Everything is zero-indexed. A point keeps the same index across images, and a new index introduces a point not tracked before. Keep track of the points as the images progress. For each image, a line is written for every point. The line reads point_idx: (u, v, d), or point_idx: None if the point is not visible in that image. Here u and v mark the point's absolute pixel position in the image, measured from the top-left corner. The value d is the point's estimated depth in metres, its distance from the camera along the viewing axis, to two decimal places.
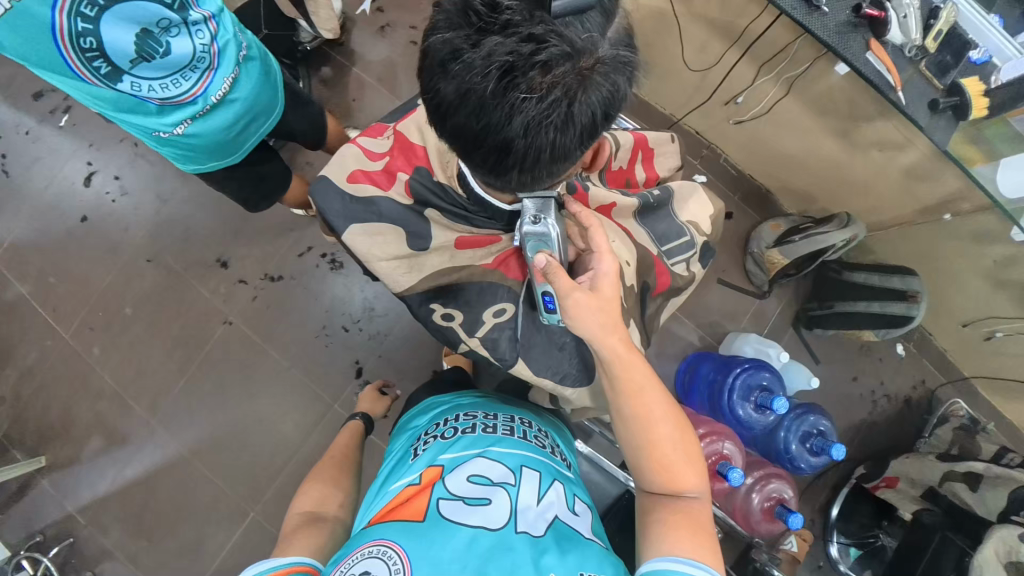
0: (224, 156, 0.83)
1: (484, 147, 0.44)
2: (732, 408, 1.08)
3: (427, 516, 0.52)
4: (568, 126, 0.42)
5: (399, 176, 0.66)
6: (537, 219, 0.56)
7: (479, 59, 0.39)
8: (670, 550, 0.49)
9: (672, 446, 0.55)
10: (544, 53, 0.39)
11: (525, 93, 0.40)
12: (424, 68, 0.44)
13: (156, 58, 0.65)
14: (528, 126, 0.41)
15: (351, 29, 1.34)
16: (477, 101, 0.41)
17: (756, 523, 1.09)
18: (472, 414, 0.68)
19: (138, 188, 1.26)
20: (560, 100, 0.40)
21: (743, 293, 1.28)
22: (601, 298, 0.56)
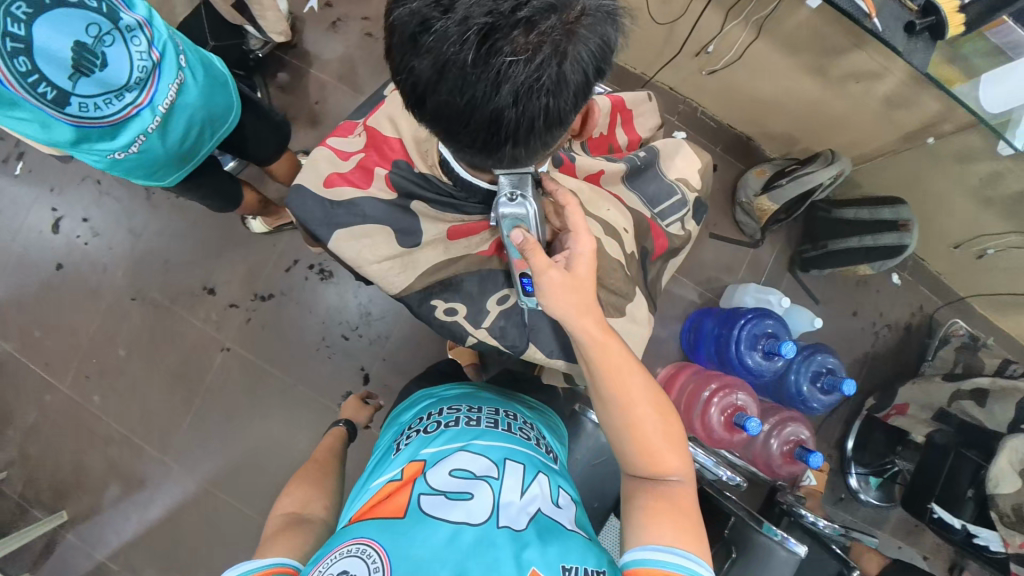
0: (182, 166, 0.78)
1: (472, 125, 0.42)
2: (740, 358, 1.08)
3: (408, 513, 0.52)
4: (560, 87, 0.39)
5: (378, 172, 0.63)
6: (513, 197, 0.51)
7: (454, 26, 0.38)
8: (654, 537, 0.50)
9: (653, 429, 0.55)
10: (524, 10, 0.37)
11: (510, 57, 0.38)
12: (394, 48, 0.42)
13: (96, 69, 0.62)
14: (518, 93, 0.39)
15: (301, 29, 1.28)
16: (459, 72, 0.38)
17: (777, 467, 1.12)
18: (456, 407, 0.68)
19: (109, 226, 1.22)
20: (549, 60, 0.38)
21: (736, 244, 1.28)
22: (575, 279, 0.56)
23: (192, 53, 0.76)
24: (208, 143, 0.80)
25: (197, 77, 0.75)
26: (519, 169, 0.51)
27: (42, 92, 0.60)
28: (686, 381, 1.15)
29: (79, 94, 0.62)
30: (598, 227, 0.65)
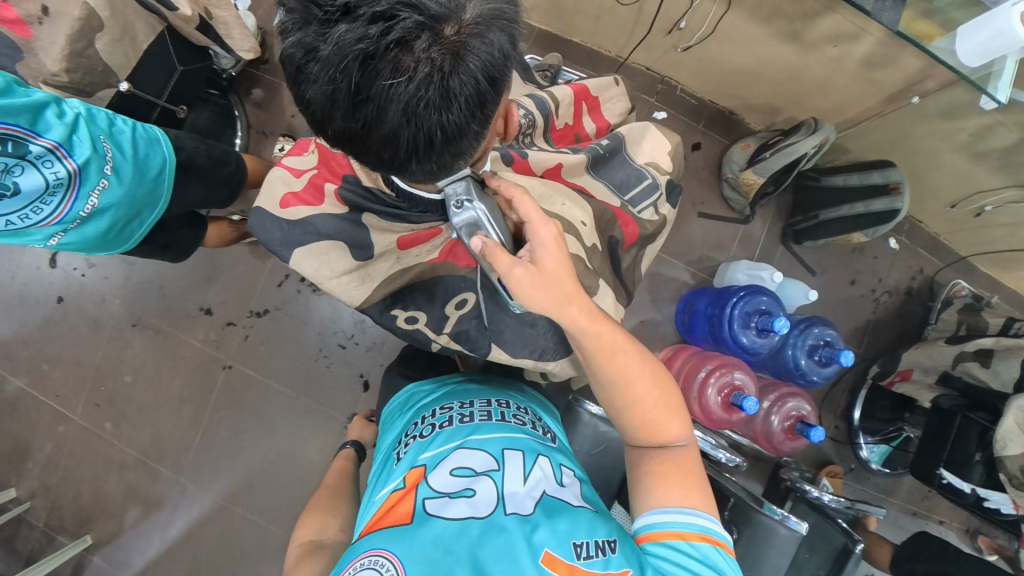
0: (113, 249, 0.78)
1: (374, 146, 0.41)
2: (734, 337, 1.06)
3: (415, 517, 0.52)
4: (450, 101, 0.39)
5: (330, 187, 0.64)
6: (461, 204, 0.53)
7: (333, 53, 0.37)
8: (661, 501, 0.51)
9: (651, 400, 0.55)
10: (397, 30, 0.36)
11: (391, 78, 0.37)
12: (289, 78, 0.42)
13: (1, 200, 0.61)
14: (407, 112, 0.38)
15: (271, 43, 1.29)
16: (347, 97, 0.38)
17: (779, 443, 1.09)
18: (448, 406, 0.67)
19: (103, 257, 1.24)
20: (431, 76, 0.37)
21: (725, 221, 1.26)
22: (542, 270, 0.53)
23: (125, 152, 0.72)
24: (141, 228, 0.78)
25: (127, 179, 0.72)
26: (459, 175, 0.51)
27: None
28: (684, 361, 1.13)
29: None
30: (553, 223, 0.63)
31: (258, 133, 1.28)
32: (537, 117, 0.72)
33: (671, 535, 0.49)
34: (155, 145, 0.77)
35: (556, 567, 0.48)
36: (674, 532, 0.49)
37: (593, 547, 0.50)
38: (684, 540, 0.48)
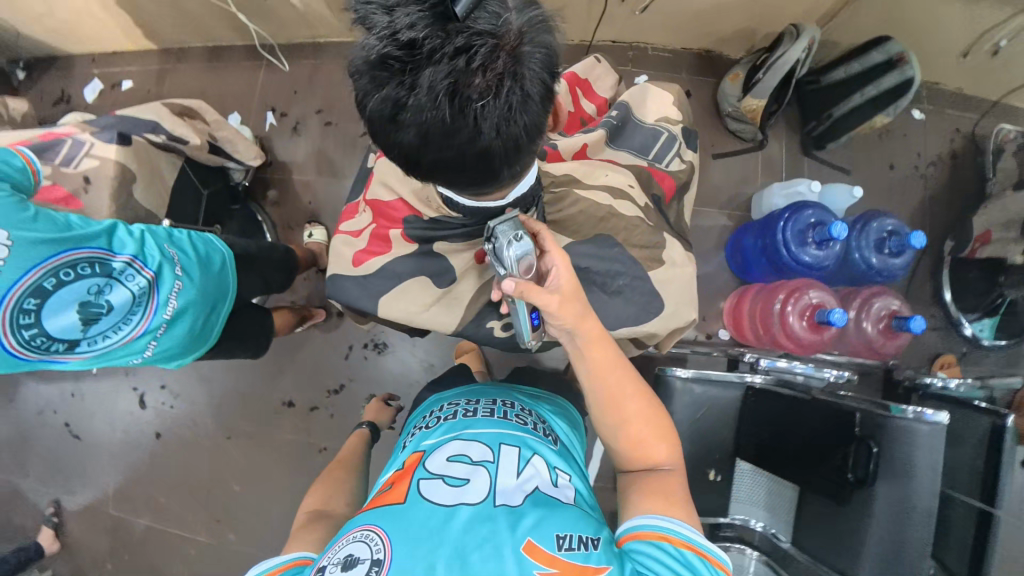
0: (200, 347, 0.84)
1: (468, 165, 0.45)
2: (796, 260, 1.03)
3: (409, 498, 0.52)
4: (530, 103, 0.42)
5: (394, 232, 0.67)
6: (519, 236, 0.52)
7: (424, 97, 0.39)
8: (646, 506, 0.53)
9: (644, 420, 0.58)
10: (477, 56, 0.38)
11: (481, 101, 0.40)
12: (375, 130, 0.44)
13: (99, 319, 0.68)
14: (498, 126, 0.41)
15: (272, 146, 1.38)
16: (443, 132, 0.41)
17: (881, 347, 1.05)
18: (455, 403, 0.69)
19: (184, 384, 1.33)
20: (512, 88, 0.40)
21: (742, 154, 1.26)
22: (570, 297, 0.55)
23: (189, 253, 0.78)
24: (219, 320, 0.84)
25: (196, 276, 0.78)
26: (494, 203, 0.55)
27: (60, 349, 0.67)
28: (753, 302, 1.14)
29: (89, 340, 0.68)
30: (604, 194, 0.66)
31: (284, 228, 1.36)
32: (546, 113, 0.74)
33: (656, 537, 0.50)
34: (212, 244, 0.83)
35: (537, 556, 0.47)
36: (659, 535, 0.50)
37: (575, 541, 0.49)
38: (668, 543, 0.49)
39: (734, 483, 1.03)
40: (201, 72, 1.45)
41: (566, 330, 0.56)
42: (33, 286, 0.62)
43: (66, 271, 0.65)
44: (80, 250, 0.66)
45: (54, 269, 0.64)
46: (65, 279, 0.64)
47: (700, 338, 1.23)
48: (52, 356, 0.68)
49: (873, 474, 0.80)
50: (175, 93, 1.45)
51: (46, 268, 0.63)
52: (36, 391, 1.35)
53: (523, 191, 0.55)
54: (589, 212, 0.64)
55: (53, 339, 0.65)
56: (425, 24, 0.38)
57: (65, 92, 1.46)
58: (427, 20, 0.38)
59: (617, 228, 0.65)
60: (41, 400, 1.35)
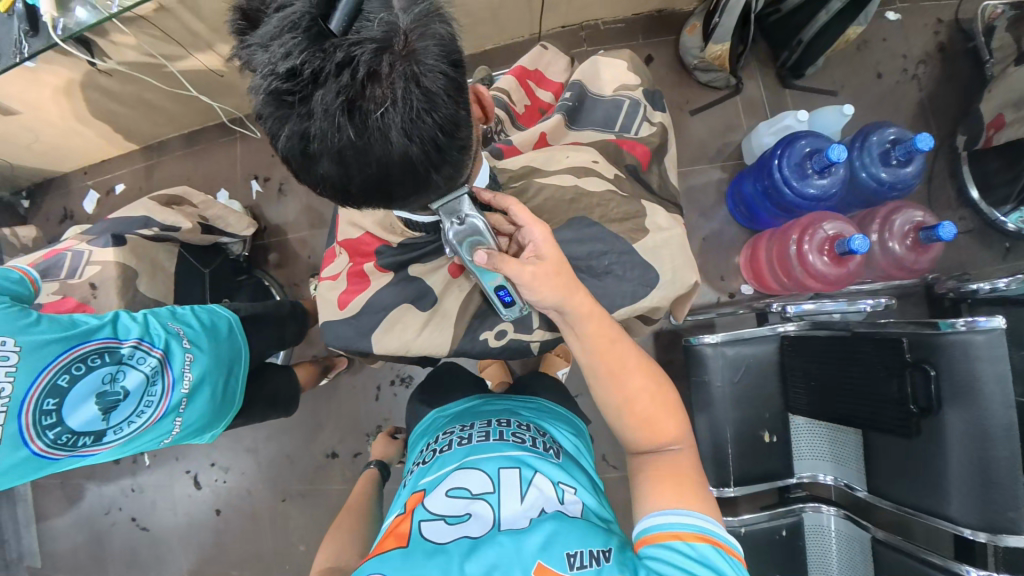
0: (226, 414, 0.86)
1: (395, 177, 0.45)
2: (801, 194, 0.98)
3: (410, 541, 0.52)
4: (434, 99, 0.41)
5: (369, 265, 0.68)
6: (461, 220, 0.52)
7: (323, 121, 0.40)
8: (658, 503, 0.51)
9: (648, 397, 0.57)
10: (360, 67, 0.38)
11: (379, 109, 0.40)
12: (298, 167, 0.46)
13: (119, 405, 0.70)
14: (406, 130, 0.41)
15: (264, 212, 1.42)
16: (354, 151, 0.42)
17: (914, 264, 0.96)
18: (450, 431, 0.68)
19: (233, 456, 1.36)
20: (407, 88, 0.39)
21: (720, 102, 1.21)
22: (550, 264, 0.54)
23: (194, 325, 0.82)
24: (238, 383, 0.86)
25: (204, 344, 0.81)
26: (456, 193, 0.50)
27: (88, 443, 0.69)
28: (769, 248, 1.09)
29: (114, 429, 0.70)
30: (568, 176, 0.64)
31: (291, 287, 1.38)
32: (500, 113, 0.79)
33: (668, 536, 0.48)
34: (217, 312, 0.87)
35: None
36: (670, 532, 0.48)
37: (586, 557, 0.48)
38: (681, 540, 0.48)
39: (792, 442, 0.98)
40: (183, 160, 1.50)
41: (551, 304, 0.55)
42: (49, 386, 0.65)
43: (78, 365, 0.67)
44: (87, 343, 0.69)
45: (65, 365, 0.66)
46: (78, 373, 0.67)
47: (723, 299, 1.18)
48: (81, 452, 0.70)
49: (938, 404, 0.74)
50: (164, 185, 1.51)
51: (58, 365, 0.66)
52: (100, 493, 1.41)
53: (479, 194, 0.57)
54: (557, 197, 0.63)
55: (79, 433, 0.67)
56: (303, 51, 0.39)
57: (67, 209, 1.54)
58: (303, 46, 0.39)
59: (591, 206, 0.63)
60: (106, 501, 1.41)
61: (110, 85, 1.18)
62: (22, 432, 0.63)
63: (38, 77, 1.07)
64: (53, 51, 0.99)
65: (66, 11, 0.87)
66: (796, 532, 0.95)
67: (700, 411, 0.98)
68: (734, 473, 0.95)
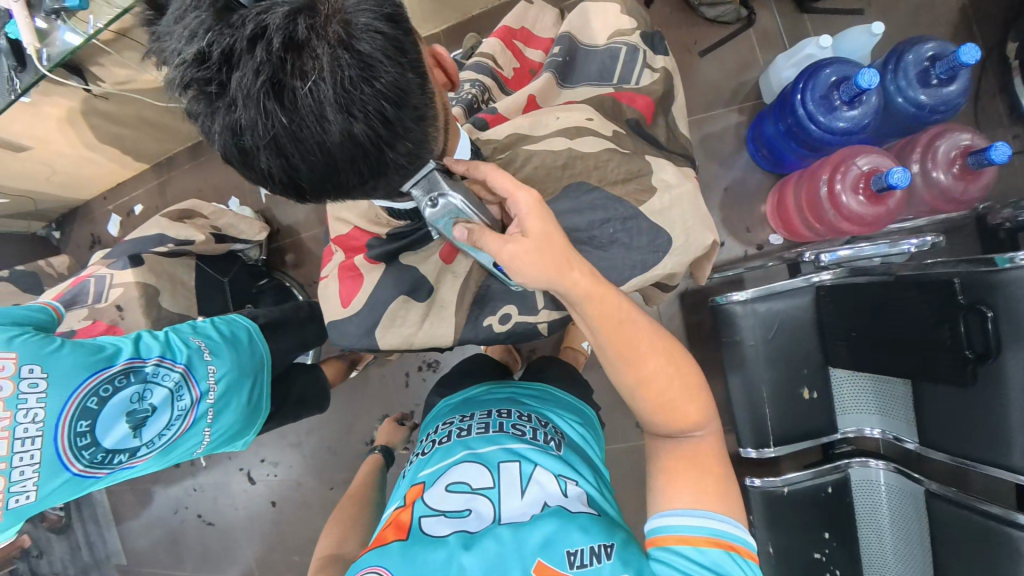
0: (256, 419, 0.90)
1: (344, 161, 0.42)
2: (829, 129, 0.90)
3: (410, 534, 0.54)
4: (370, 64, 0.39)
5: (360, 258, 0.68)
6: (434, 201, 0.49)
7: (249, 108, 0.39)
8: (673, 502, 0.51)
9: (665, 381, 0.54)
10: (276, 40, 0.37)
11: (307, 85, 0.38)
12: (242, 168, 0.45)
13: (151, 419, 0.74)
14: (341, 104, 0.39)
15: (274, 213, 1.43)
16: (290, 137, 0.40)
17: (962, 193, 0.87)
18: (450, 421, 0.69)
19: (279, 450, 1.42)
20: (335, 55, 0.38)
21: (731, 38, 1.12)
22: (534, 241, 0.51)
23: (214, 336, 0.84)
24: (263, 390, 0.90)
25: (224, 354, 0.83)
26: (424, 169, 0.48)
27: (123, 459, 0.73)
28: (797, 192, 1.01)
29: (146, 444, 0.74)
30: (560, 139, 0.59)
31: (311, 286, 1.40)
32: (485, 81, 0.75)
33: (676, 540, 0.49)
34: (235, 322, 0.90)
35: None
36: (680, 537, 0.49)
37: (586, 555, 0.50)
38: (690, 546, 0.48)
39: (834, 396, 0.93)
40: (193, 173, 1.52)
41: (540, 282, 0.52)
42: (80, 408, 0.69)
43: (105, 387, 0.71)
44: (113, 365, 0.72)
45: (93, 388, 0.70)
46: (105, 395, 0.71)
47: (751, 252, 1.12)
48: (120, 467, 0.75)
49: (999, 345, 0.68)
50: (179, 198, 1.53)
51: (86, 388, 0.69)
52: (167, 495, 1.50)
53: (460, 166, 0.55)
54: (548, 164, 0.58)
55: (113, 451, 0.72)
56: (213, 32, 0.38)
57: (94, 235, 1.59)
58: (213, 28, 0.38)
59: (587, 170, 0.58)
60: (173, 501, 1.50)
61: (108, 109, 1.18)
62: (60, 454, 0.68)
63: (38, 110, 1.08)
64: (46, 83, 0.99)
65: (49, 41, 0.87)
66: (843, 488, 0.92)
67: (734, 371, 0.95)
68: (773, 433, 0.92)
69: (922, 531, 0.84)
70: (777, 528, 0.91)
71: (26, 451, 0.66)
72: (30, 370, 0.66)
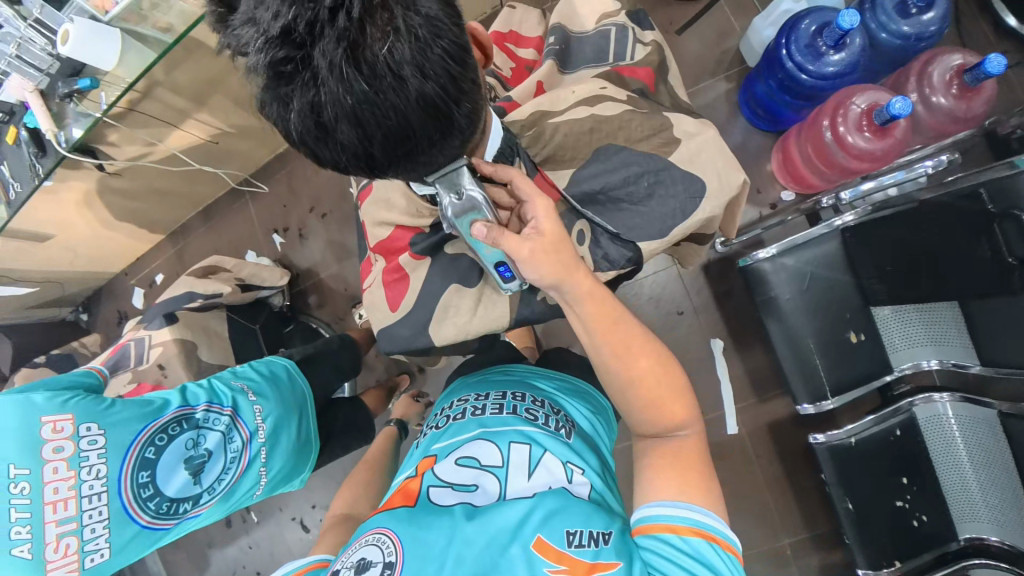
0: (308, 457, 0.90)
1: (417, 123, 0.44)
2: (820, 76, 0.91)
3: (418, 501, 0.55)
4: (437, 26, 0.42)
5: (404, 258, 0.70)
6: (458, 195, 0.54)
7: (333, 77, 0.41)
8: (656, 494, 0.50)
9: (653, 378, 0.56)
10: (355, 11, 0.40)
11: (386, 49, 0.40)
12: (316, 147, 0.46)
13: (207, 464, 0.74)
14: (417, 65, 0.41)
15: (292, 258, 1.47)
16: (369, 104, 0.42)
17: (968, 111, 0.87)
18: (465, 398, 0.69)
19: (329, 492, 1.40)
20: (408, 20, 0.41)
21: (706, 12, 1.15)
22: (551, 241, 0.56)
23: (255, 377, 0.84)
24: (310, 423, 0.90)
25: (269, 394, 0.83)
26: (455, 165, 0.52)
27: (188, 507, 0.73)
28: (801, 146, 1.01)
29: (207, 490, 0.74)
30: (582, 107, 0.63)
31: (337, 322, 1.42)
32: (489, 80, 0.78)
33: (662, 529, 0.48)
34: (274, 362, 0.90)
35: (547, 554, 0.47)
36: (665, 526, 0.48)
37: (586, 537, 0.48)
38: (675, 534, 0.47)
39: (883, 335, 0.91)
40: (208, 235, 1.56)
41: (550, 281, 0.56)
42: (138, 459, 0.70)
43: (160, 436, 0.71)
44: (164, 415, 0.73)
45: (149, 438, 0.71)
46: (161, 443, 0.71)
47: (766, 213, 1.12)
48: (187, 516, 0.74)
49: None
50: (198, 262, 1.57)
51: (142, 440, 0.70)
52: (224, 557, 1.48)
53: (497, 146, 0.58)
54: (576, 131, 0.63)
55: (177, 500, 0.72)
56: (293, 12, 0.40)
57: (121, 311, 1.63)
58: (291, 7, 0.40)
59: (614, 131, 0.63)
60: (230, 562, 1.48)
61: (121, 185, 1.22)
62: (126, 507, 0.68)
63: (56, 197, 1.12)
64: (66, 165, 1.03)
65: (64, 123, 0.91)
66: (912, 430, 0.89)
67: (770, 323, 0.93)
68: (829, 385, 0.90)
69: (1007, 459, 0.80)
70: (845, 480, 0.90)
71: (94, 508, 0.66)
72: (87, 428, 0.67)
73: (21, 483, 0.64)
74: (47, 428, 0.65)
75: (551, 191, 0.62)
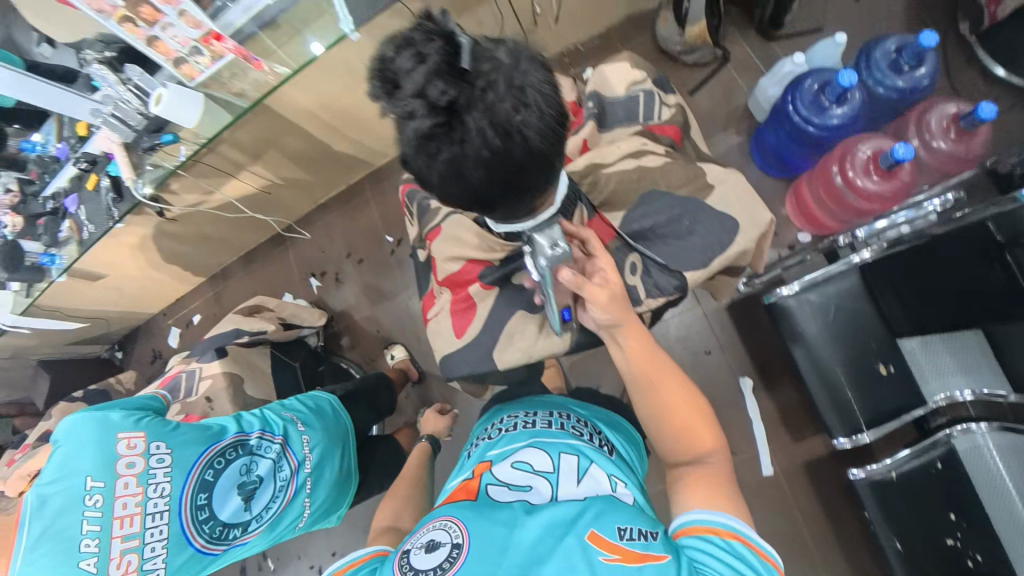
0: (348, 490, 0.91)
1: (530, 175, 0.52)
2: (825, 126, 1.00)
3: (479, 496, 0.58)
4: (556, 99, 0.49)
5: (474, 288, 0.77)
6: (554, 246, 0.60)
7: (479, 144, 0.46)
8: (696, 501, 0.53)
9: (682, 406, 0.60)
10: (505, 91, 0.44)
11: (527, 123, 0.46)
12: (439, 186, 0.52)
13: (258, 491, 0.76)
14: (546, 134, 0.48)
15: (327, 301, 1.54)
16: (503, 164, 0.48)
17: (967, 153, 0.95)
18: (515, 414, 0.72)
19: (350, 537, 1.37)
20: (542, 98, 0.47)
21: (715, 74, 1.27)
22: (618, 291, 0.62)
23: (302, 409, 0.87)
24: (350, 456, 0.92)
25: (317, 426, 0.86)
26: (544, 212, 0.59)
27: (237, 534, 0.75)
28: (813, 189, 1.09)
29: (256, 518, 0.76)
30: (629, 161, 0.73)
31: (368, 363, 1.46)
32: None
33: (704, 531, 0.50)
34: (320, 396, 0.93)
35: (600, 544, 0.49)
36: (707, 528, 0.50)
37: (636, 532, 0.50)
38: (717, 536, 0.50)
39: (912, 366, 0.93)
40: (247, 279, 1.65)
41: (608, 323, 0.63)
42: (199, 481, 0.72)
43: (219, 460, 0.74)
44: (223, 440, 0.76)
45: (208, 462, 0.74)
46: (218, 468, 0.74)
47: (784, 253, 1.18)
48: (234, 543, 0.76)
49: None
50: (234, 303, 1.65)
51: (202, 463, 0.73)
52: None
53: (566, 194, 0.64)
54: (625, 179, 0.72)
55: (229, 525, 0.74)
56: (449, 87, 0.43)
57: (156, 349, 1.69)
58: (447, 81, 0.43)
59: (656, 178, 0.71)
60: None
61: (176, 230, 1.33)
62: (184, 529, 0.70)
63: (117, 241, 1.22)
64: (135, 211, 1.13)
65: (140, 172, 1.02)
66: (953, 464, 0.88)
67: (795, 348, 0.95)
68: (863, 416, 0.91)
69: None
70: (889, 513, 0.89)
71: (156, 527, 0.69)
72: (157, 446, 0.71)
73: (95, 496, 0.67)
74: (121, 444, 0.69)
75: (607, 231, 0.70)
